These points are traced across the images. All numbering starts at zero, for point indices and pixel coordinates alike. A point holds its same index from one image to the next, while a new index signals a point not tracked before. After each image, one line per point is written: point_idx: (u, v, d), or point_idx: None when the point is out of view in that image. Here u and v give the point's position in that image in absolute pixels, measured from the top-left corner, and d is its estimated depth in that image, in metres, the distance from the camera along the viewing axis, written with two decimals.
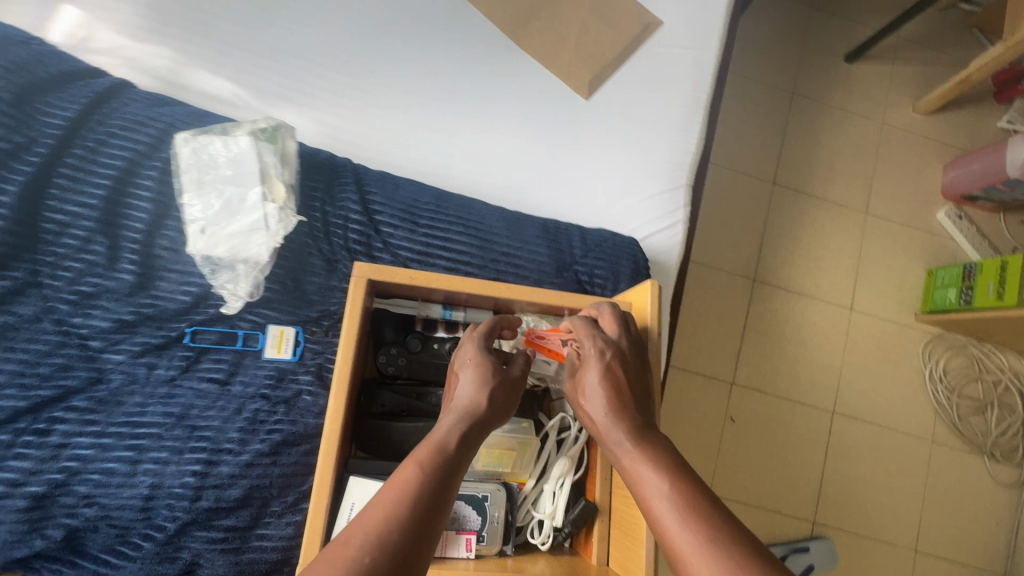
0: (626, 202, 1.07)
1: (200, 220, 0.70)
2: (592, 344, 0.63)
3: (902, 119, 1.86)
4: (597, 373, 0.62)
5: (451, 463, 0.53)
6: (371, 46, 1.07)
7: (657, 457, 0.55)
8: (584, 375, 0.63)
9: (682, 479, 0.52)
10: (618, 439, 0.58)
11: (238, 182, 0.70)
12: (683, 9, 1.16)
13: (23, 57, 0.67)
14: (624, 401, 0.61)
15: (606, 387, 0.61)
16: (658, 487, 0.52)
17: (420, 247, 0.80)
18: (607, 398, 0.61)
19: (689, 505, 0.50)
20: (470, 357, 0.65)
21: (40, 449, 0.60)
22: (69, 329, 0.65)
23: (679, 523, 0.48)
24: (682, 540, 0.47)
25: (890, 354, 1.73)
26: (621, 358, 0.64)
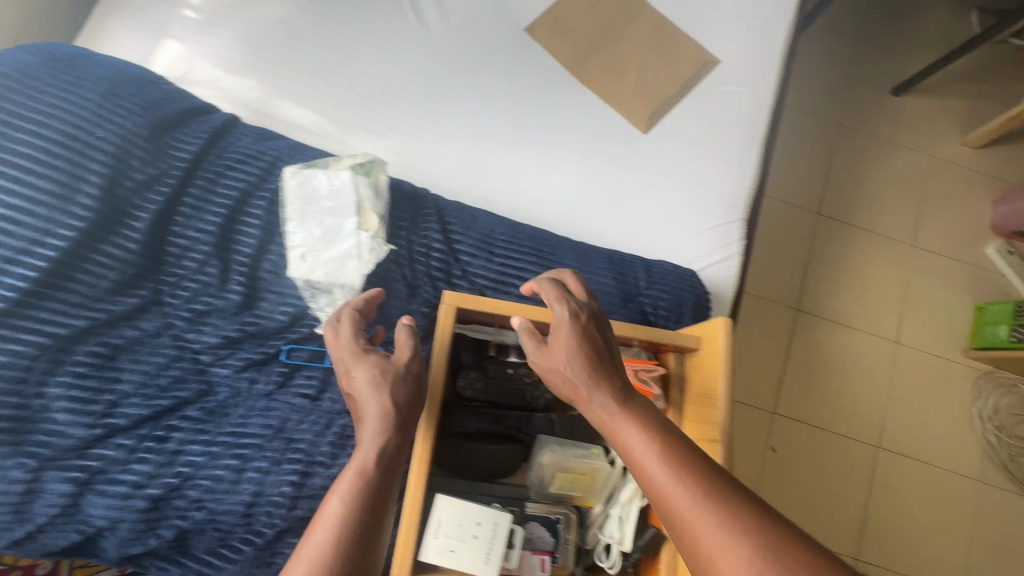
0: (683, 235, 1.10)
1: (302, 246, 0.75)
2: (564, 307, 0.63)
3: (950, 152, 1.85)
4: (570, 335, 0.63)
5: (379, 482, 0.55)
6: (442, 81, 1.14)
7: (634, 418, 0.57)
8: (555, 341, 0.63)
9: (661, 438, 0.55)
10: (599, 407, 0.59)
11: (337, 213, 0.77)
12: (740, 48, 1.20)
13: (154, 96, 0.74)
14: (600, 362, 0.62)
15: (580, 348, 0.62)
16: (644, 452, 0.54)
17: (495, 276, 0.85)
18: (584, 359, 0.61)
19: (676, 462, 0.53)
20: (352, 361, 0.62)
21: (159, 454, 0.66)
22: (184, 344, 0.70)
23: (670, 482, 0.52)
24: (679, 501, 0.50)
25: (936, 390, 1.70)
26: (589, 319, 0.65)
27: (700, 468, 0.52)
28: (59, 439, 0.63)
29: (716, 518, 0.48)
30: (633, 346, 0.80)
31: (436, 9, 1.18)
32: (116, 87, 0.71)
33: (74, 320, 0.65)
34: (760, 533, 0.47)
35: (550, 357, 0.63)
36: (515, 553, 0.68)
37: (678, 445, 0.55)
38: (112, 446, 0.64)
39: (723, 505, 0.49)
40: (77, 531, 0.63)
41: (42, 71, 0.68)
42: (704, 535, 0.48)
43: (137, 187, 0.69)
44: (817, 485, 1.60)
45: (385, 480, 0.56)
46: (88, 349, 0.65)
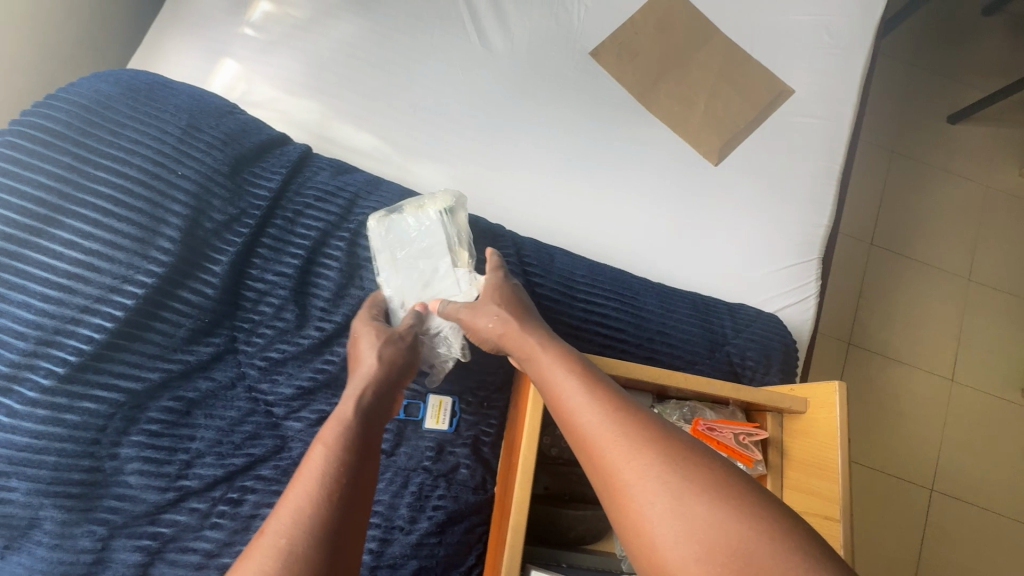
0: (757, 273, 1.05)
1: (397, 293, 0.70)
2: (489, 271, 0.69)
3: (1007, 183, 1.79)
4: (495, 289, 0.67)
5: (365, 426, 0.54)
6: (505, 107, 1.09)
7: (551, 350, 0.59)
8: (483, 295, 0.67)
9: (574, 365, 0.57)
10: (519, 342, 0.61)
11: (429, 254, 0.71)
12: (815, 78, 1.15)
13: (233, 129, 0.70)
14: (521, 309, 0.65)
15: (501, 298, 0.66)
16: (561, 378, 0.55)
17: (577, 323, 0.80)
18: (505, 307, 0.65)
19: (589, 386, 0.54)
20: (359, 328, 0.65)
21: (233, 519, 0.61)
22: (258, 396, 0.66)
23: (580, 403, 0.52)
24: (588, 418, 0.50)
25: (994, 431, 1.63)
26: (509, 283, 0.69)
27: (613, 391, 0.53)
28: (131, 504, 0.58)
29: (617, 428, 0.49)
30: (729, 405, 0.76)
31: (499, 32, 1.14)
32: (196, 120, 0.67)
33: (150, 373, 0.61)
34: (662, 442, 0.47)
35: (478, 307, 0.66)
36: None
37: (589, 373, 0.56)
38: (185, 510, 0.59)
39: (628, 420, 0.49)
40: None
41: (122, 105, 0.65)
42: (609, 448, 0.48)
43: (215, 228, 0.65)
44: (870, 528, 1.54)
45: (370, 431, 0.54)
46: (162, 405, 0.61)
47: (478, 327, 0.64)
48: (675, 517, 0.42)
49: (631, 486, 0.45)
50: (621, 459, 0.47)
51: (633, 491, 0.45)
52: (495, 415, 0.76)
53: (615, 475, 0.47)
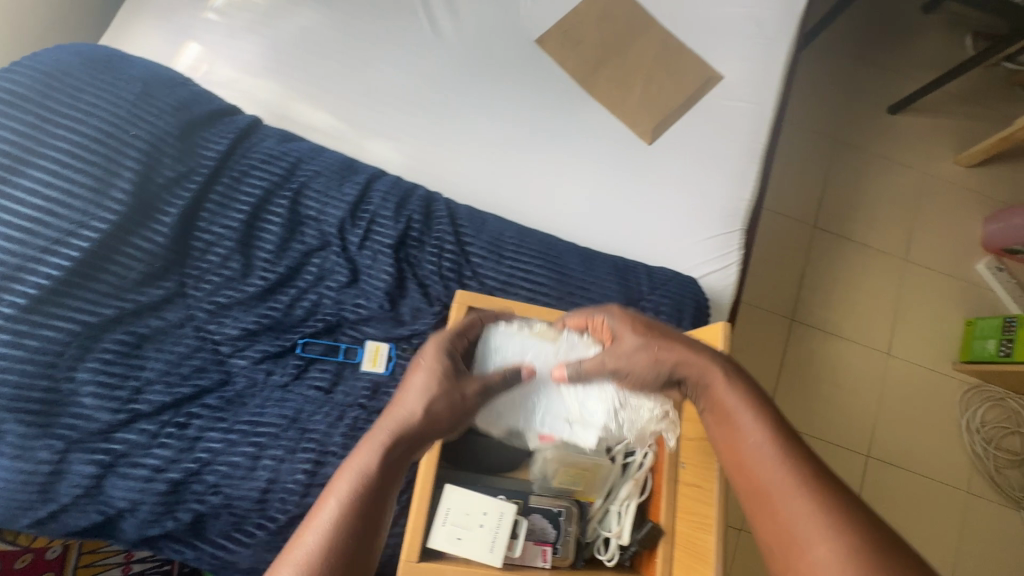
0: (684, 242, 1.14)
1: (548, 410, 0.74)
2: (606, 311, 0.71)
3: (943, 171, 1.90)
4: (636, 322, 0.68)
5: (384, 486, 0.55)
6: (453, 89, 1.17)
7: (743, 391, 0.61)
8: (624, 330, 0.68)
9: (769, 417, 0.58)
10: (704, 376, 0.63)
11: (538, 358, 0.74)
12: (743, 65, 1.25)
13: (185, 97, 0.78)
14: (685, 341, 0.65)
15: (651, 332, 0.66)
16: (752, 428, 0.58)
17: (504, 278, 0.87)
18: (660, 342, 0.65)
19: (779, 441, 0.56)
20: (423, 363, 0.65)
21: (179, 440, 0.68)
22: (206, 335, 0.74)
23: (766, 455, 0.55)
24: (773, 470, 0.54)
25: (926, 402, 1.74)
26: (636, 312, 0.70)
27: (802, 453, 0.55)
28: (86, 422, 0.66)
29: (810, 492, 0.51)
30: None
31: (451, 20, 1.22)
32: (150, 87, 0.75)
33: (104, 309, 0.68)
34: (851, 520, 0.49)
35: (624, 342, 0.67)
36: (517, 542, 0.71)
37: (780, 428, 0.58)
38: (135, 430, 0.67)
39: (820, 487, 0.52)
40: (98, 511, 0.66)
41: (80, 71, 0.72)
42: (800, 515, 0.51)
43: (167, 183, 0.73)
44: None
45: (388, 489, 0.56)
46: (115, 338, 0.69)
47: (637, 365, 0.66)
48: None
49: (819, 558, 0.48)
50: (806, 533, 0.50)
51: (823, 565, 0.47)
52: None
53: (798, 547, 0.50)
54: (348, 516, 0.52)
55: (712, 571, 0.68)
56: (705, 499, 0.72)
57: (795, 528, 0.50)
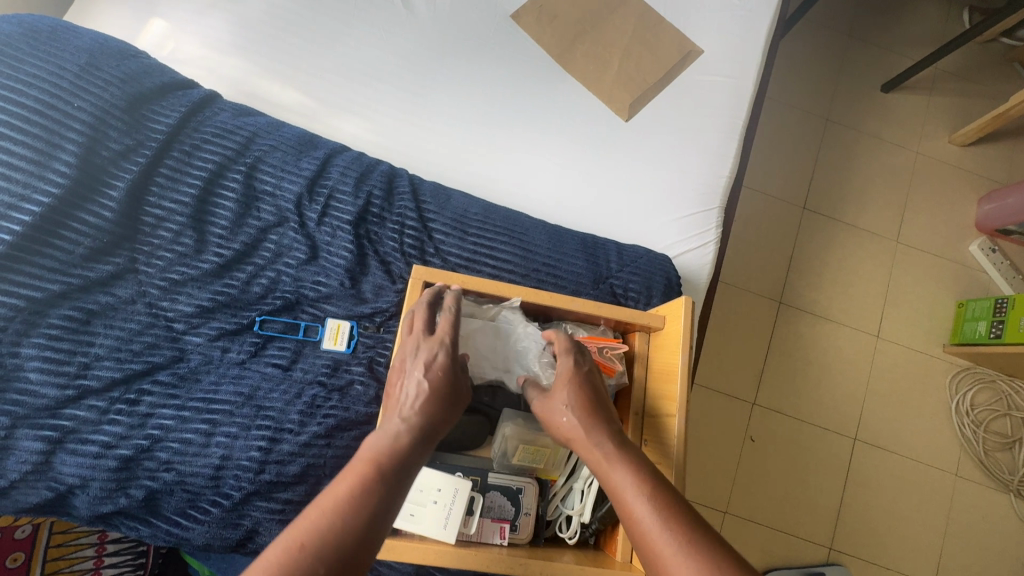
0: (660, 220, 1.11)
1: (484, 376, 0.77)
2: (568, 358, 0.68)
3: (937, 149, 1.87)
4: (571, 380, 0.67)
5: (399, 477, 0.54)
6: (424, 65, 1.15)
7: (633, 463, 0.60)
8: (558, 386, 0.67)
9: (657, 485, 0.57)
10: (596, 450, 0.61)
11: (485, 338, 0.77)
12: (723, 39, 1.21)
13: (134, 70, 0.76)
14: (603, 409, 0.65)
15: (583, 393, 0.66)
16: (642, 494, 0.56)
17: (468, 254, 0.86)
18: (584, 406, 0.65)
19: (671, 508, 0.55)
20: (425, 369, 0.62)
21: (130, 416, 0.68)
22: (159, 311, 0.73)
23: (657, 525, 0.53)
24: (656, 531, 0.53)
25: (915, 384, 1.72)
26: (588, 375, 0.68)
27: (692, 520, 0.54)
28: (32, 398, 0.65)
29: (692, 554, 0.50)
30: (601, 326, 0.83)
31: None
32: (95, 58, 0.73)
33: (49, 284, 0.67)
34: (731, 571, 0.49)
35: (552, 400, 0.67)
36: (473, 519, 0.70)
37: (673, 497, 0.57)
38: (84, 407, 0.67)
39: (708, 554, 0.50)
40: (48, 488, 0.65)
41: (22, 41, 0.70)
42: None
43: (113, 156, 0.71)
44: (796, 475, 1.62)
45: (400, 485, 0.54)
46: (62, 313, 0.68)
47: (556, 425, 0.66)
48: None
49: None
50: None
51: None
52: (389, 338, 0.81)
53: None
54: (367, 501, 0.50)
55: None
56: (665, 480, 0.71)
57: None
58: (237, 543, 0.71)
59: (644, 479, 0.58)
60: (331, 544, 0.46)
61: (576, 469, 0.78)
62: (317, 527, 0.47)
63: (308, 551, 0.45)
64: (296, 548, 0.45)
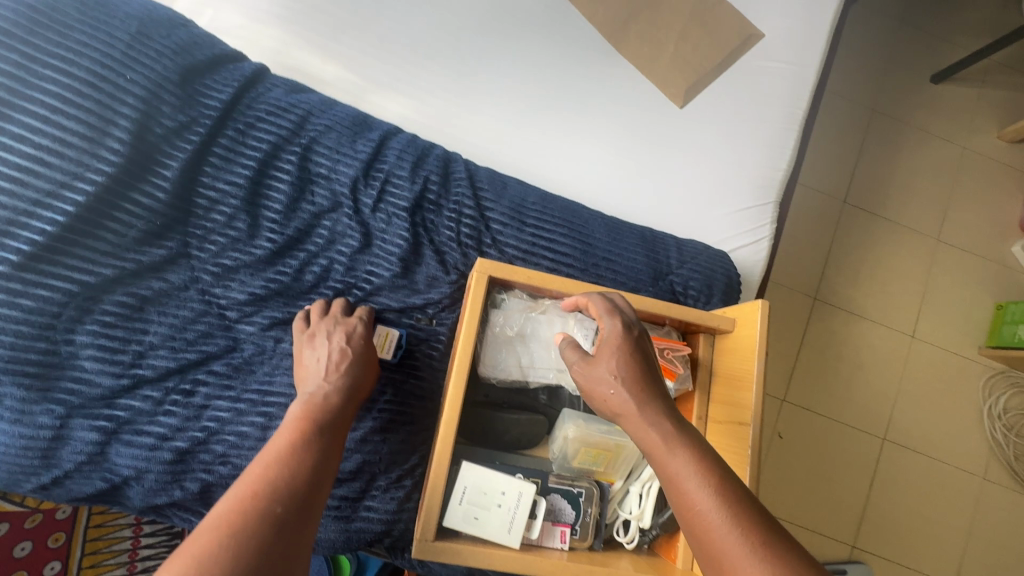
0: (712, 213, 1.06)
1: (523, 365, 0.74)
2: (618, 321, 0.62)
3: (985, 145, 1.80)
4: (618, 346, 0.60)
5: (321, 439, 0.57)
6: (469, 41, 1.08)
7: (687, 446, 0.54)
8: (602, 352, 0.61)
9: (714, 473, 0.52)
10: (652, 429, 0.55)
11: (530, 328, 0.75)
12: (784, 23, 1.15)
13: (184, 40, 0.72)
14: (650, 378, 0.59)
15: (629, 362, 0.59)
16: (694, 475, 0.52)
17: (526, 247, 0.82)
18: (633, 377, 0.59)
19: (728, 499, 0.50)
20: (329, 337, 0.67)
21: (185, 408, 0.65)
22: (212, 299, 0.70)
23: (716, 512, 0.49)
24: (713, 516, 0.49)
25: (948, 386, 1.69)
26: (638, 339, 0.62)
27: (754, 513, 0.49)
28: (87, 387, 0.62)
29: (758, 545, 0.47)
30: (664, 325, 0.80)
31: None
32: (145, 27, 0.68)
33: (103, 268, 0.64)
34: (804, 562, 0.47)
35: (594, 366, 0.60)
36: (536, 523, 0.67)
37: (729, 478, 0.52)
38: (139, 397, 0.64)
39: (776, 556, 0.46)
40: (102, 479, 0.63)
41: (70, 6, 0.65)
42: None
43: (166, 133, 0.68)
44: (823, 474, 1.61)
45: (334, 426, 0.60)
46: (115, 299, 0.65)
47: (597, 393, 0.60)
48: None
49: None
50: None
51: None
52: (443, 331, 0.78)
53: None
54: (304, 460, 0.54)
55: None
56: None
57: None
58: None
59: (702, 465, 0.52)
60: (283, 491, 0.49)
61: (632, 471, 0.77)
62: (270, 480, 0.50)
63: (265, 494, 0.48)
64: (249, 496, 0.48)
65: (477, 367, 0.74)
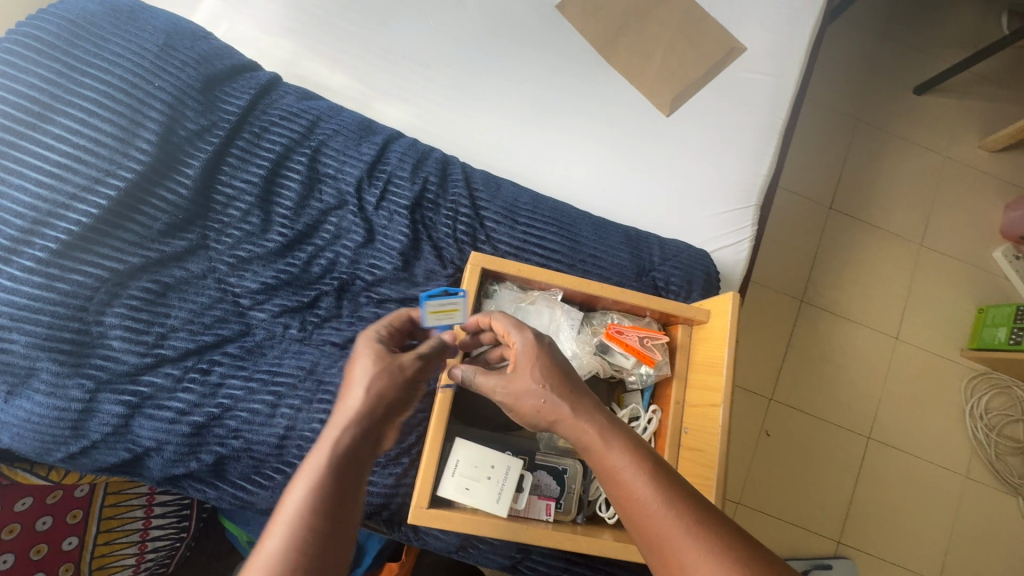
0: (695, 216, 1.12)
1: None
2: (528, 331, 0.64)
3: (966, 154, 1.87)
4: (536, 356, 0.62)
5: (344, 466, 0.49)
6: (468, 53, 1.15)
7: (624, 442, 0.56)
8: (521, 365, 0.62)
9: (652, 465, 0.54)
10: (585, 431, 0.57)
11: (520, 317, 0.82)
12: (766, 37, 1.22)
13: (206, 51, 0.78)
14: (578, 384, 0.61)
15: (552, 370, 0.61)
16: (631, 469, 0.53)
17: (517, 243, 0.88)
18: (556, 383, 0.60)
19: (668, 487, 0.52)
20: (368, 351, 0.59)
21: (202, 385, 0.71)
22: (227, 287, 0.76)
23: (658, 501, 0.51)
24: (656, 508, 0.51)
25: (930, 387, 1.75)
26: (549, 347, 0.64)
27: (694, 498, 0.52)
28: (114, 364, 0.69)
29: (698, 527, 0.49)
30: (645, 317, 0.86)
31: None
32: (172, 39, 0.75)
33: (130, 257, 0.70)
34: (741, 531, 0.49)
35: (514, 380, 0.62)
36: (522, 495, 0.74)
37: (662, 468, 0.54)
38: (161, 374, 0.70)
39: (717, 535, 0.48)
40: (126, 449, 0.69)
41: (105, 21, 0.72)
42: (699, 572, 0.46)
43: (189, 135, 0.74)
44: (808, 471, 1.65)
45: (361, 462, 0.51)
46: (141, 285, 0.71)
47: (524, 407, 0.61)
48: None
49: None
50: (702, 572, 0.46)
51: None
52: None
53: None
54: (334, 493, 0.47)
55: None
56: (707, 467, 0.74)
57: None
58: None
59: (639, 458, 0.55)
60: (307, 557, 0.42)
61: None
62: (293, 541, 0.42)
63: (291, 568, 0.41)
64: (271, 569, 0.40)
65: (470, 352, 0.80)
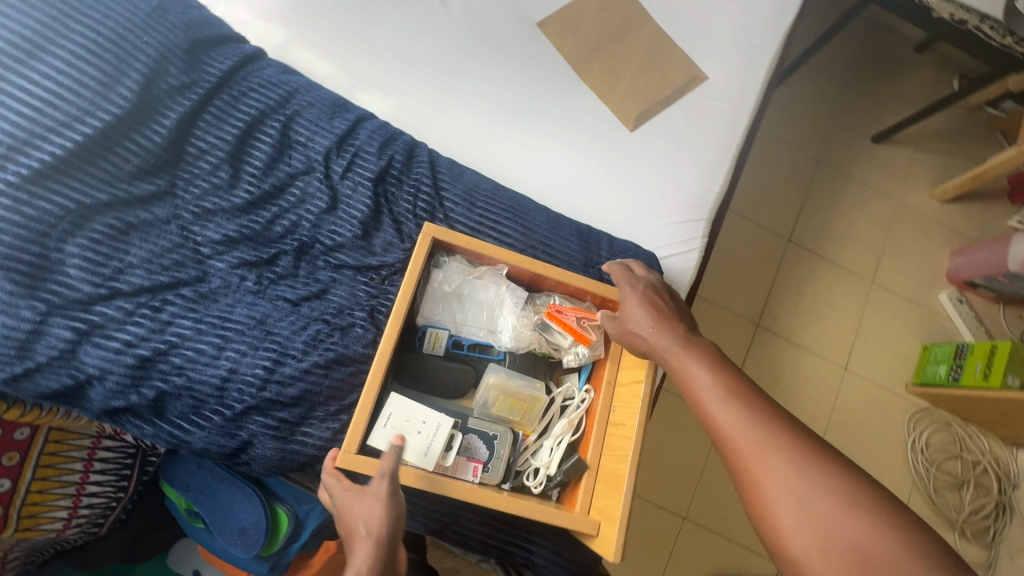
0: (648, 224, 1.20)
1: (459, 321, 0.88)
2: (629, 285, 0.83)
3: (918, 202, 1.99)
4: (636, 300, 0.81)
5: None
6: (450, 55, 1.23)
7: (699, 359, 0.72)
8: (626, 307, 0.82)
9: (721, 376, 0.69)
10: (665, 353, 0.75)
11: (467, 292, 0.88)
12: (724, 70, 1.32)
13: (196, 18, 0.85)
14: (665, 318, 0.78)
15: (649, 308, 0.80)
16: (701, 381, 0.69)
17: (474, 225, 0.94)
18: (651, 319, 0.79)
19: (728, 390, 0.67)
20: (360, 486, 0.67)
21: (152, 321, 0.75)
22: (190, 235, 0.80)
23: (721, 406, 0.66)
24: (719, 412, 0.66)
25: (875, 418, 1.81)
26: (647, 293, 0.83)
27: (754, 399, 0.66)
28: (68, 291, 0.72)
29: (751, 422, 0.63)
30: (586, 302, 0.91)
31: None
32: (165, 5, 0.82)
33: (98, 193, 0.75)
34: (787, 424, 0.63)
35: (622, 320, 0.81)
36: (450, 454, 0.77)
37: (733, 379, 0.69)
38: (112, 306, 0.74)
39: (763, 422, 0.63)
40: (69, 376, 0.72)
41: None
42: (756, 456, 0.61)
43: (170, 90, 0.80)
44: None
45: None
46: (104, 221, 0.75)
47: (630, 339, 0.80)
48: (812, 525, 0.55)
49: (769, 490, 0.59)
50: (752, 454, 0.61)
51: (773, 492, 0.58)
52: (392, 291, 0.86)
53: (750, 468, 0.61)
54: None
55: (623, 494, 0.73)
56: (626, 439, 0.78)
57: (752, 463, 0.61)
58: (232, 452, 0.77)
59: (710, 370, 0.70)
60: None
61: (548, 428, 0.86)
62: None
63: None
64: None
65: (416, 318, 0.86)
